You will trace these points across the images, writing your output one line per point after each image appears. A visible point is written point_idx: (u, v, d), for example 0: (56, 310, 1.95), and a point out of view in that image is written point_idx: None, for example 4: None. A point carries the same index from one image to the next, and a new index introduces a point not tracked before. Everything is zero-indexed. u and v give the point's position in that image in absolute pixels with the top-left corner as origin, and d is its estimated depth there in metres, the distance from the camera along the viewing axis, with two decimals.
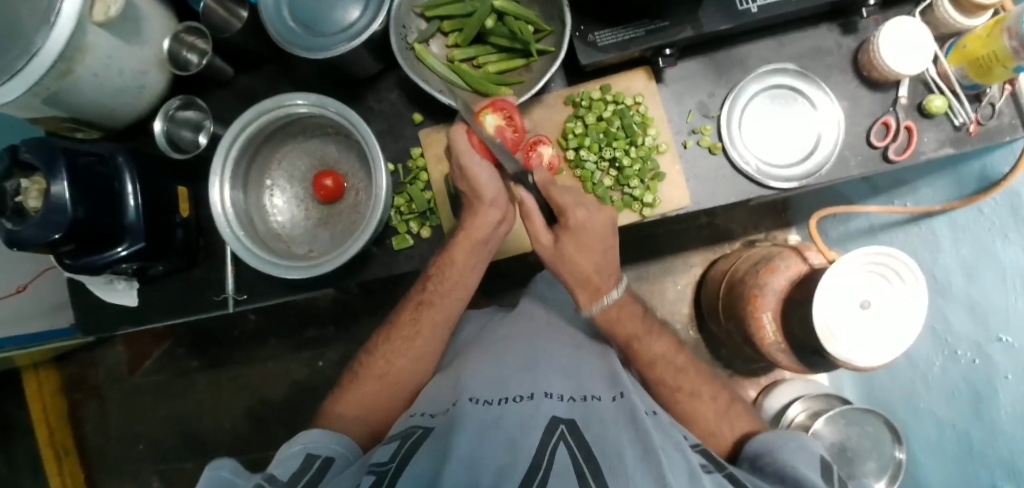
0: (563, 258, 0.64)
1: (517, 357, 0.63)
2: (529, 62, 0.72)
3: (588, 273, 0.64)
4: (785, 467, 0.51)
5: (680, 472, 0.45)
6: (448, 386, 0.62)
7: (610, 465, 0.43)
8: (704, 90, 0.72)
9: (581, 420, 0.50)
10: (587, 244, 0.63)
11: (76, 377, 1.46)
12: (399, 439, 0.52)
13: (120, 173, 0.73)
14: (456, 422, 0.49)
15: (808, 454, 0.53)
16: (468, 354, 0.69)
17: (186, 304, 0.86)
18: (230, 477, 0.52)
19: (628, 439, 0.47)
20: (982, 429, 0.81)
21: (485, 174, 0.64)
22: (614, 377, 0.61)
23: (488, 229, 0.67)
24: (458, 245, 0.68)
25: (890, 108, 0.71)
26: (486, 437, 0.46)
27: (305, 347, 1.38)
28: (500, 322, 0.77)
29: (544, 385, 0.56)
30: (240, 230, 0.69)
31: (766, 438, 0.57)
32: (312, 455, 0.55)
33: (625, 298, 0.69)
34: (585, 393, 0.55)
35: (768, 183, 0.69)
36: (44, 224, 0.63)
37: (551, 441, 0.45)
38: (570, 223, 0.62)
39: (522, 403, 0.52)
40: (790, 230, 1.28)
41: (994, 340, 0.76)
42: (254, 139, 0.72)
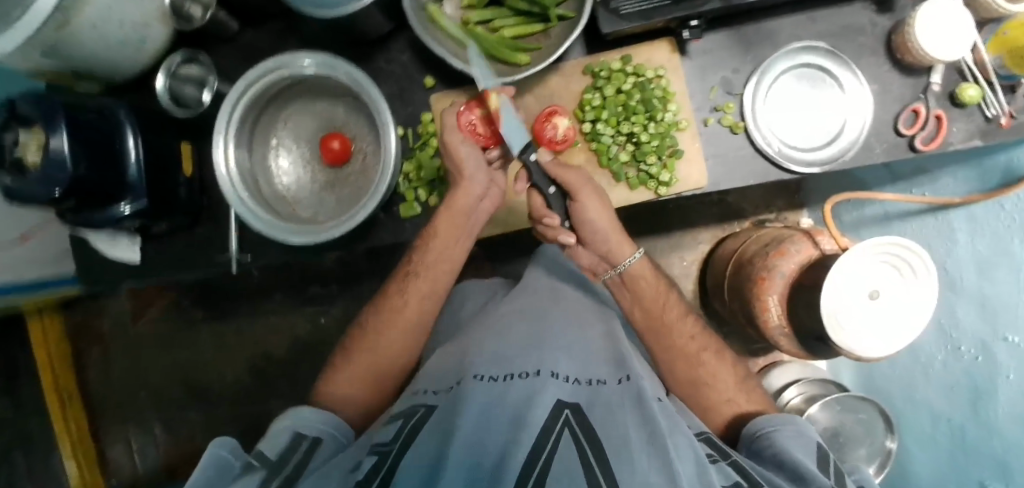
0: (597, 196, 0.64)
1: (521, 333, 0.62)
2: (547, 27, 0.68)
3: (615, 217, 0.65)
4: (784, 450, 0.51)
5: (686, 459, 0.44)
6: (452, 361, 0.61)
7: (617, 456, 0.42)
8: (729, 65, 0.69)
9: (586, 406, 0.49)
10: (604, 201, 0.64)
11: (80, 326, 1.48)
12: (402, 418, 0.52)
13: (122, 128, 0.70)
14: (460, 399, 0.49)
15: (806, 440, 0.53)
16: (473, 326, 0.69)
17: (190, 261, 0.85)
18: (229, 456, 0.51)
19: (634, 424, 0.47)
20: (978, 427, 0.81)
21: (467, 153, 0.65)
22: (621, 359, 0.60)
23: (470, 201, 0.67)
24: (438, 219, 0.68)
25: (920, 94, 0.69)
26: (490, 419, 0.46)
27: (307, 305, 1.39)
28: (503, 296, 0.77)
29: (550, 364, 0.55)
30: (244, 192, 0.68)
31: (763, 421, 0.57)
32: (298, 435, 0.57)
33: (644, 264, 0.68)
34: (590, 380, 0.54)
35: (788, 167, 0.67)
36: (46, 180, 0.62)
37: (556, 430, 0.44)
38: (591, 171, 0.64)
39: (528, 380, 0.51)
40: (802, 210, 1.26)
41: (1001, 339, 0.75)
42: (259, 98, 0.70)
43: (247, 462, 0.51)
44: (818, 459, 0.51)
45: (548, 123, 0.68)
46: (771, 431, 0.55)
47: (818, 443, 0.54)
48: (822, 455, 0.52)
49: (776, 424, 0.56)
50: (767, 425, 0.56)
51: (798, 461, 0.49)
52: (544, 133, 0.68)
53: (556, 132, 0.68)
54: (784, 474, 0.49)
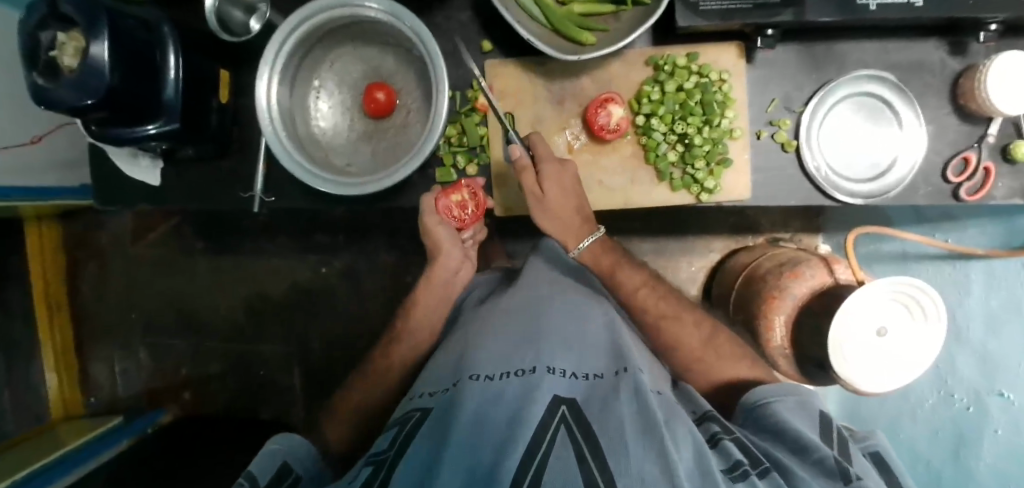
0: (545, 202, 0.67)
1: (518, 327, 0.62)
2: (619, 9, 0.65)
3: (568, 214, 0.69)
4: (784, 421, 0.54)
5: (683, 445, 0.45)
6: (452, 359, 0.61)
7: (610, 442, 0.43)
8: (793, 81, 0.67)
9: (583, 401, 0.49)
10: (561, 203, 0.67)
11: (79, 236, 1.47)
12: (398, 424, 0.53)
13: (163, 42, 0.68)
14: (457, 401, 0.50)
15: (806, 411, 0.56)
16: (475, 321, 0.70)
17: (214, 193, 0.84)
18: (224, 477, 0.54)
19: (631, 411, 0.47)
20: (957, 470, 0.87)
21: (445, 236, 0.73)
22: (619, 354, 0.60)
23: (447, 272, 0.77)
24: (424, 284, 0.79)
25: (974, 143, 0.68)
26: (487, 414, 0.46)
27: (311, 250, 1.38)
28: (504, 291, 0.76)
29: (547, 359, 0.55)
30: (282, 130, 0.66)
31: (764, 390, 0.60)
32: (287, 467, 0.58)
33: (603, 242, 0.74)
34: (587, 376, 0.55)
35: (832, 194, 0.66)
36: (80, 86, 0.60)
37: (552, 427, 0.45)
38: (545, 177, 0.65)
39: (524, 377, 0.52)
40: (817, 236, 1.26)
41: (996, 393, 0.82)
42: (309, 35, 0.67)
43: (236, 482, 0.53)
44: (819, 430, 0.54)
45: (602, 113, 0.67)
46: (771, 401, 0.58)
47: (821, 414, 0.57)
48: (822, 423, 0.56)
49: (777, 393, 0.59)
50: (768, 395, 0.59)
51: (796, 432, 0.52)
52: (597, 121, 0.67)
53: (609, 120, 0.67)
54: (783, 443, 0.52)
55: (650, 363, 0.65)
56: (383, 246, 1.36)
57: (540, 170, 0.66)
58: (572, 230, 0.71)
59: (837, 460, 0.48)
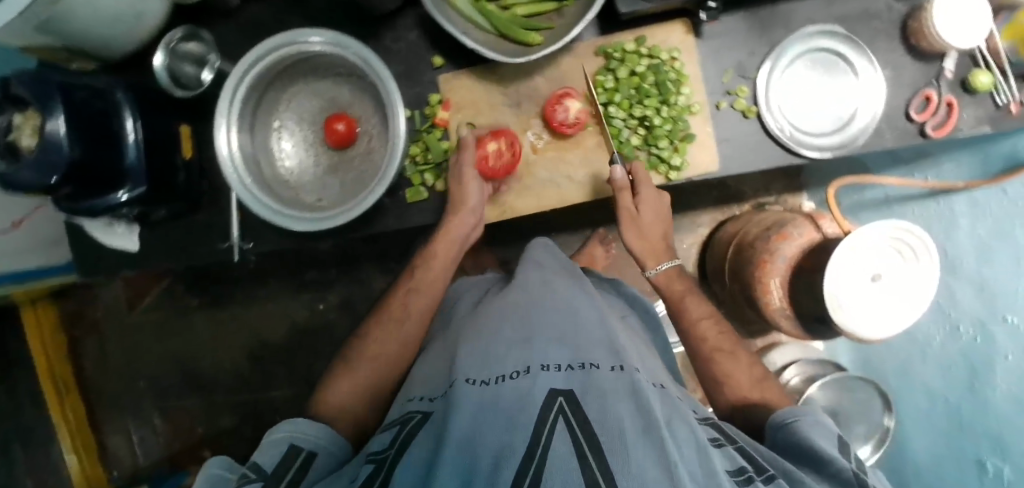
0: (638, 223, 0.67)
1: (513, 328, 0.62)
2: (561, 6, 0.65)
3: (657, 239, 0.69)
4: (801, 437, 0.51)
5: (686, 444, 0.44)
6: (444, 365, 0.61)
7: (610, 441, 0.41)
8: (744, 48, 0.67)
9: (580, 392, 0.49)
10: (647, 225, 0.68)
11: (75, 313, 1.46)
12: (398, 424, 0.53)
13: (118, 109, 0.68)
14: (453, 403, 0.49)
15: (826, 429, 0.53)
16: (468, 322, 0.69)
17: (192, 249, 0.84)
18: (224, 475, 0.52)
19: (629, 412, 0.46)
20: (974, 402, 0.83)
21: (475, 189, 0.67)
22: (614, 349, 0.60)
23: (462, 232, 0.69)
24: (438, 245, 0.72)
25: (933, 80, 0.68)
26: (485, 416, 0.46)
27: (305, 289, 1.38)
28: (498, 293, 0.76)
29: (539, 358, 0.55)
30: (247, 175, 0.66)
31: (784, 410, 0.57)
32: (295, 447, 0.55)
33: (672, 272, 0.71)
34: (583, 365, 0.54)
35: (799, 152, 0.66)
36: (40, 164, 0.60)
37: (550, 420, 0.44)
38: (642, 201, 0.66)
39: (518, 379, 0.51)
40: (801, 195, 1.26)
41: (998, 318, 0.76)
42: (261, 77, 0.67)
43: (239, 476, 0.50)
44: (839, 446, 0.51)
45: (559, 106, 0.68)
46: (791, 420, 0.55)
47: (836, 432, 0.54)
48: (842, 442, 0.52)
49: (796, 411, 0.56)
50: (787, 414, 0.56)
51: (813, 447, 0.49)
52: (557, 117, 0.67)
53: (567, 115, 0.67)
54: (800, 461, 0.50)
55: (642, 355, 0.65)
56: (375, 273, 1.36)
57: (639, 193, 0.66)
58: (654, 250, 0.70)
59: (855, 471, 0.46)
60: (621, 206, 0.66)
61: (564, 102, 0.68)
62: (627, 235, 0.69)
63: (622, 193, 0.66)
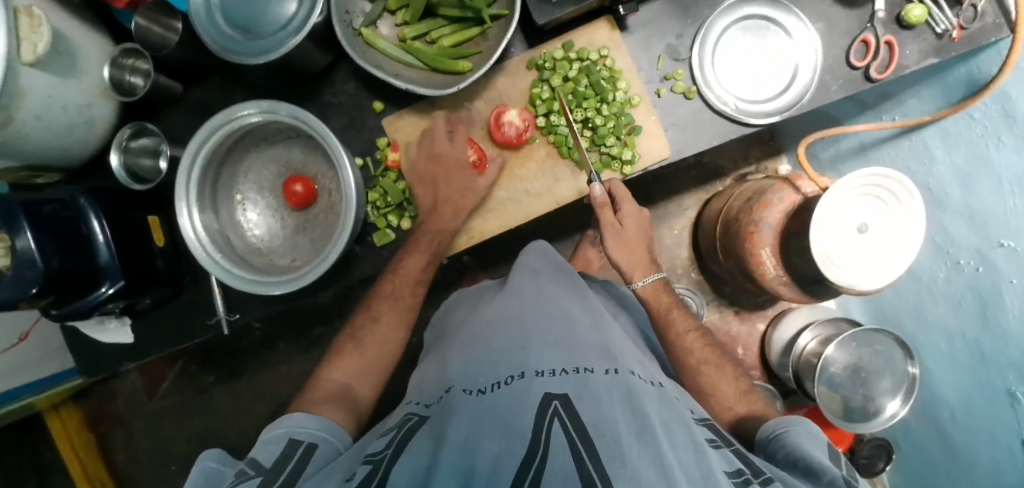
0: (621, 235, 0.74)
1: (506, 333, 0.59)
2: (483, 29, 0.68)
3: (637, 251, 0.76)
4: (794, 448, 0.51)
5: (681, 446, 0.43)
6: (437, 373, 0.59)
7: (607, 446, 0.39)
8: (671, 32, 0.68)
9: (575, 394, 0.45)
10: (630, 236, 0.75)
11: (97, 412, 1.46)
12: (395, 428, 0.50)
13: (85, 214, 0.69)
14: (448, 415, 0.46)
15: (817, 440, 0.53)
16: (455, 335, 0.67)
17: (181, 330, 0.84)
18: (217, 467, 0.50)
19: (624, 415, 0.43)
20: (993, 337, 0.75)
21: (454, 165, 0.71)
22: (609, 352, 0.57)
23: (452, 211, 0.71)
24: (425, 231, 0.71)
25: (868, 24, 0.68)
26: (482, 426, 0.43)
27: (312, 347, 1.37)
28: (493, 297, 0.74)
29: (534, 362, 0.52)
30: (216, 252, 0.67)
31: (774, 424, 0.56)
32: (294, 441, 0.52)
33: (657, 284, 0.77)
34: (578, 369, 0.51)
35: (748, 121, 0.67)
36: (18, 282, 0.61)
37: (545, 421, 0.41)
38: (624, 216, 0.74)
39: (513, 384, 0.48)
40: (780, 158, 1.25)
41: (996, 245, 0.70)
42: (213, 156, 0.68)
43: (237, 473, 0.47)
44: (831, 456, 0.50)
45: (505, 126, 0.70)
46: (782, 432, 0.54)
47: (829, 444, 0.53)
48: (833, 453, 0.52)
49: (785, 422, 0.56)
50: (778, 427, 0.55)
51: (806, 456, 0.49)
52: (512, 134, 0.69)
53: (512, 129, 0.70)
54: (791, 468, 0.49)
55: (640, 356, 0.63)
56: None
57: (620, 208, 0.73)
58: (641, 262, 0.77)
59: (848, 480, 0.45)
60: (608, 220, 0.71)
61: (502, 120, 0.70)
62: (614, 247, 0.75)
63: (604, 209, 0.71)
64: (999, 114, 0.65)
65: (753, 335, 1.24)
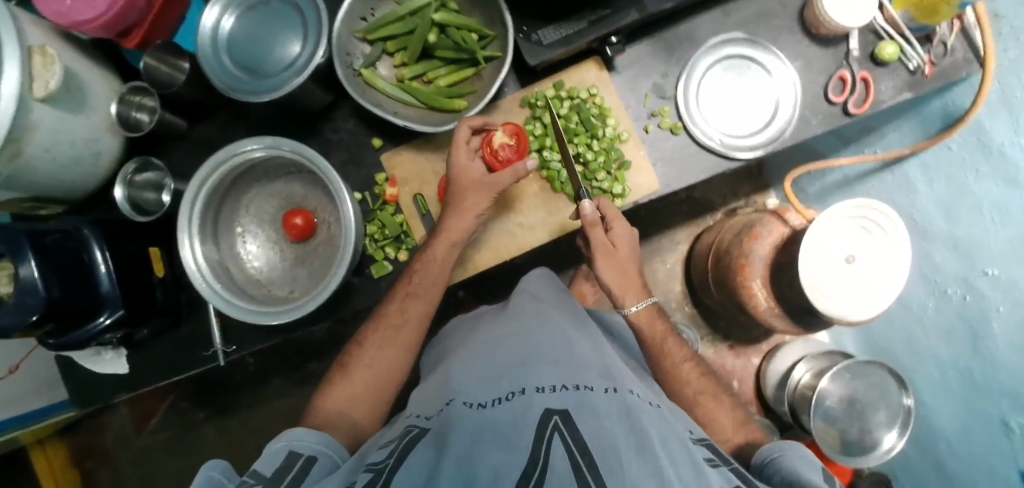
0: (612, 256, 0.70)
1: (508, 354, 0.60)
2: (478, 70, 0.72)
3: (630, 275, 0.72)
4: (788, 472, 0.51)
5: (681, 463, 0.43)
6: (438, 387, 0.59)
7: (607, 459, 0.39)
8: (657, 71, 0.72)
9: (575, 411, 0.46)
10: (624, 258, 0.71)
11: (84, 448, 1.44)
12: (396, 439, 0.49)
13: (88, 244, 0.70)
14: (450, 427, 0.46)
15: (812, 464, 0.53)
16: (455, 355, 0.68)
17: (177, 362, 0.84)
18: (221, 478, 0.46)
19: (624, 432, 0.44)
20: (984, 362, 0.75)
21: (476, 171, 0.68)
22: (607, 372, 0.58)
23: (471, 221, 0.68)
24: (439, 240, 0.69)
25: (843, 62, 0.71)
26: (483, 438, 0.43)
27: (306, 383, 1.36)
28: (493, 320, 0.74)
29: (535, 380, 0.52)
30: (216, 282, 0.68)
31: (770, 448, 0.57)
32: (294, 453, 0.51)
33: (650, 309, 0.74)
34: (578, 387, 0.51)
35: (733, 155, 0.70)
36: (19, 309, 0.61)
37: (546, 436, 0.42)
38: (616, 237, 0.70)
39: (514, 400, 0.48)
40: (768, 192, 1.28)
41: (981, 273, 0.71)
42: (216, 189, 0.70)
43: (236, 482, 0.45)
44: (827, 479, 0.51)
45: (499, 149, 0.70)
46: (776, 456, 0.55)
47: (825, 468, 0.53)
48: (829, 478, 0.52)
49: (781, 445, 0.56)
50: (773, 451, 0.56)
51: (798, 479, 0.49)
52: (513, 151, 0.70)
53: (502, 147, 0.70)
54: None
55: (637, 378, 0.63)
56: None
57: (611, 229, 0.69)
58: (634, 287, 0.72)
59: None
60: (600, 240, 0.67)
61: (495, 144, 0.70)
62: (606, 269, 0.70)
63: (595, 228, 0.67)
64: (974, 147, 0.68)
65: (748, 368, 1.24)
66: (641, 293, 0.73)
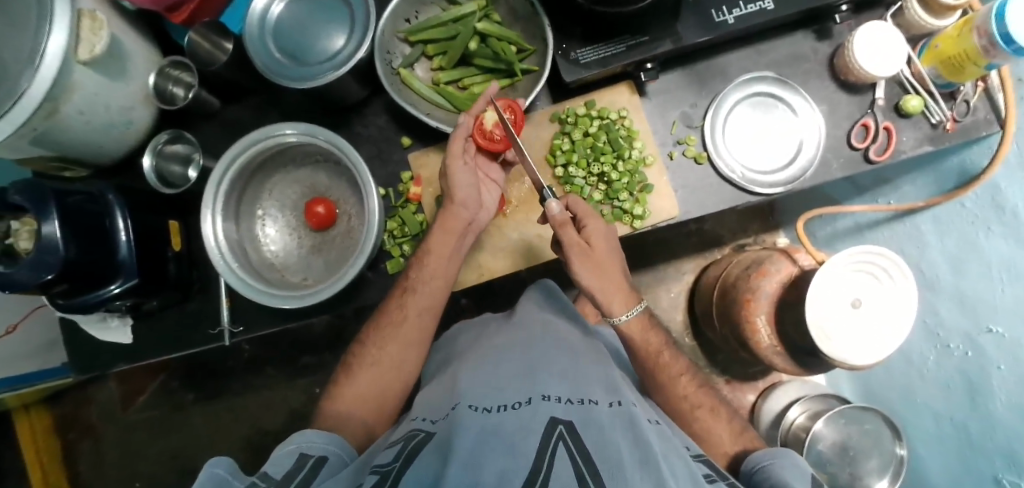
0: (591, 258, 0.65)
1: (514, 363, 0.60)
2: (513, 81, 0.74)
3: (615, 282, 0.67)
4: (779, 481, 0.51)
5: (682, 478, 0.43)
6: (444, 392, 0.60)
7: (611, 472, 0.40)
8: (686, 101, 0.74)
9: (580, 423, 0.47)
10: (602, 258, 0.65)
11: (68, 418, 1.42)
12: (402, 441, 0.49)
13: (111, 210, 0.70)
14: (455, 428, 0.46)
15: (801, 471, 0.53)
16: (463, 359, 0.68)
17: (181, 337, 0.84)
18: (226, 476, 0.45)
19: (628, 445, 0.45)
20: (982, 420, 0.76)
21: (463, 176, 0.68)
22: (612, 386, 0.58)
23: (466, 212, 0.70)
24: (437, 235, 0.70)
25: (868, 110, 0.73)
26: (487, 441, 0.43)
27: (300, 374, 1.36)
28: (500, 327, 0.75)
29: (541, 389, 0.53)
30: (233, 260, 0.68)
31: (761, 456, 0.57)
32: (304, 456, 0.52)
33: (643, 317, 0.70)
34: (583, 399, 0.52)
35: (753, 190, 0.71)
36: (37, 265, 0.61)
37: (550, 445, 0.42)
38: (590, 234, 0.65)
39: (521, 408, 0.49)
40: (778, 232, 1.28)
41: (985, 330, 0.72)
42: (244, 170, 0.71)
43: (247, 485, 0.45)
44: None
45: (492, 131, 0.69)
46: (767, 464, 0.55)
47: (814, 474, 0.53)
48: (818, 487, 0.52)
49: (770, 454, 0.56)
50: (764, 459, 0.56)
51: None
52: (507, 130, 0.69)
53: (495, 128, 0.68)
54: None
55: (639, 396, 0.63)
56: None
57: (585, 226, 0.66)
58: (620, 293, 0.67)
59: None
60: (571, 239, 0.63)
61: (486, 127, 0.69)
62: (585, 273, 0.64)
63: (565, 228, 0.64)
64: (988, 206, 0.69)
65: (742, 405, 1.24)
66: (631, 300, 0.68)
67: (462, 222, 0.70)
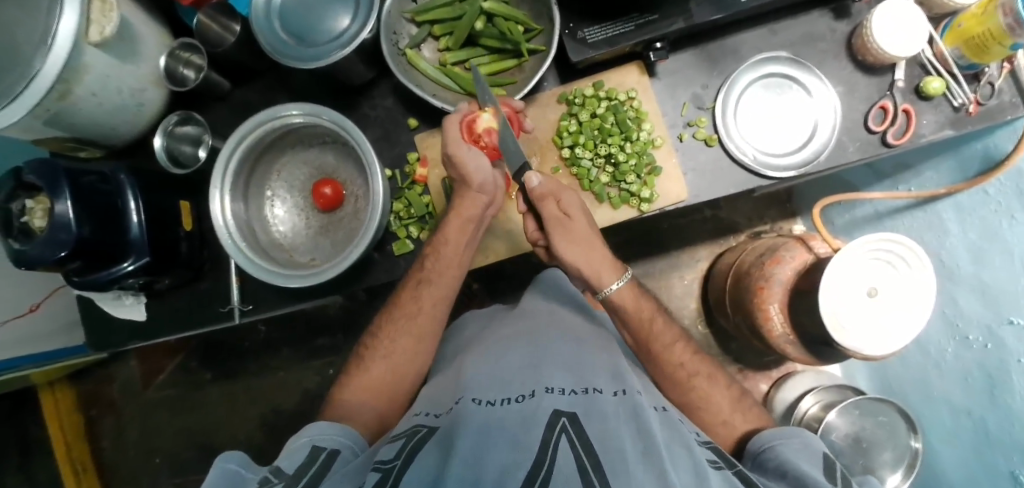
0: (565, 230, 0.66)
1: (519, 354, 0.60)
2: (520, 61, 0.74)
3: (593, 255, 0.67)
4: (788, 464, 0.50)
5: (685, 470, 0.43)
6: (450, 385, 0.60)
7: (612, 463, 0.40)
8: (698, 82, 0.73)
9: (583, 414, 0.46)
10: (582, 230, 0.67)
11: (91, 394, 1.47)
12: (405, 436, 0.49)
13: (122, 189, 0.71)
14: (457, 422, 0.46)
15: (812, 453, 0.52)
16: (471, 349, 0.68)
17: (193, 318, 0.85)
18: (238, 470, 0.47)
19: (630, 435, 0.45)
20: (1000, 415, 0.73)
21: (473, 163, 0.67)
22: (617, 373, 0.57)
23: (476, 208, 0.69)
24: (449, 222, 0.70)
25: (887, 91, 0.70)
26: (489, 437, 0.43)
27: (315, 356, 1.38)
28: (505, 319, 0.75)
29: (545, 381, 0.53)
30: (241, 240, 0.69)
31: (767, 436, 0.56)
32: (317, 448, 0.52)
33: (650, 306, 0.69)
34: (587, 390, 0.52)
35: (765, 173, 0.70)
36: (51, 243, 0.63)
37: (552, 438, 0.42)
38: (568, 206, 0.66)
39: (524, 401, 0.49)
40: (795, 219, 1.26)
41: (1005, 321, 0.70)
42: (251, 150, 0.72)
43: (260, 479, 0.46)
44: (825, 469, 0.49)
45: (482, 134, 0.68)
46: (775, 444, 0.54)
47: (824, 453, 0.52)
48: (828, 466, 0.51)
49: (780, 433, 0.55)
50: (772, 438, 0.55)
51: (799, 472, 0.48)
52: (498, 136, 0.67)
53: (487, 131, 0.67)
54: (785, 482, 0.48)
55: (646, 386, 0.62)
56: None
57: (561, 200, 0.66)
58: (605, 264, 0.67)
59: None
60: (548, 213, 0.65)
61: (478, 127, 0.67)
62: (566, 249, 0.66)
63: (546, 200, 0.66)
64: (1013, 191, 0.66)
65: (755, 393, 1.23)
66: (615, 271, 0.67)
67: (478, 209, 0.69)
